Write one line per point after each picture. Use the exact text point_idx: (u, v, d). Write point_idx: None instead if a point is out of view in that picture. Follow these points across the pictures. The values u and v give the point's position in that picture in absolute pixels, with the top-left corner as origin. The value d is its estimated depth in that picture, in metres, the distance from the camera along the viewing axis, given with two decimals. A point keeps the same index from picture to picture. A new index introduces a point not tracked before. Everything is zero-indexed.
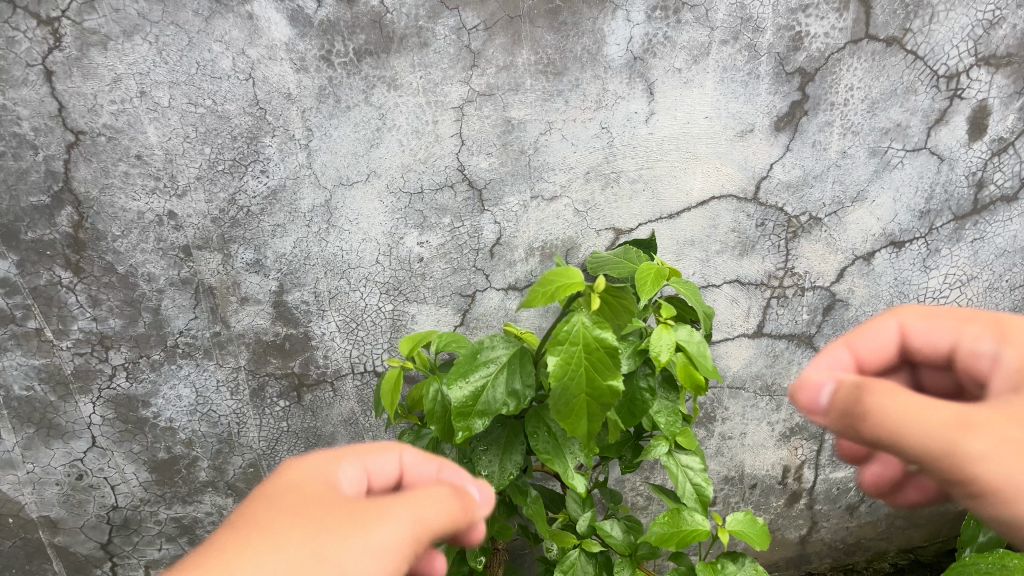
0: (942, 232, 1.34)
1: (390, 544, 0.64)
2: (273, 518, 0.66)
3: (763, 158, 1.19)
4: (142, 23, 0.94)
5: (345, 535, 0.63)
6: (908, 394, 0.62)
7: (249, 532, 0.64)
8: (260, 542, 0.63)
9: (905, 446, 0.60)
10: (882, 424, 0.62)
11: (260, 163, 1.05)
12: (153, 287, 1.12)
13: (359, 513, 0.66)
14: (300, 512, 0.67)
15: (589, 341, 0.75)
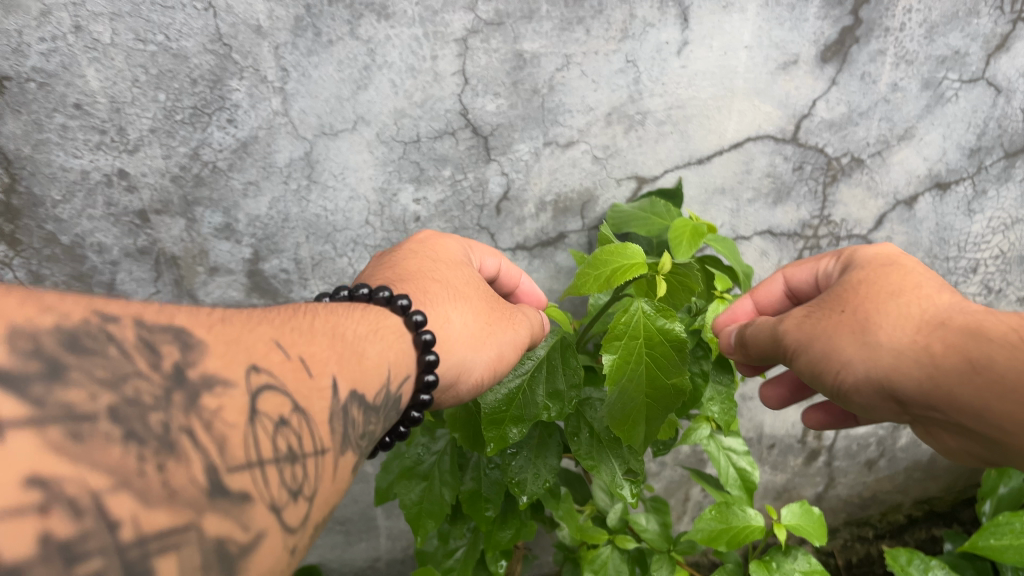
0: (991, 172, 1.21)
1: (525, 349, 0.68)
2: (432, 272, 0.70)
3: (805, 94, 1.05)
4: None
5: (498, 326, 0.67)
6: (820, 321, 0.68)
7: (416, 281, 0.67)
8: (436, 296, 0.66)
9: (841, 355, 0.65)
10: (812, 348, 0.67)
11: (226, 110, 0.88)
12: (105, 259, 0.95)
13: (504, 306, 0.70)
14: (456, 282, 0.70)
15: (651, 331, 0.61)
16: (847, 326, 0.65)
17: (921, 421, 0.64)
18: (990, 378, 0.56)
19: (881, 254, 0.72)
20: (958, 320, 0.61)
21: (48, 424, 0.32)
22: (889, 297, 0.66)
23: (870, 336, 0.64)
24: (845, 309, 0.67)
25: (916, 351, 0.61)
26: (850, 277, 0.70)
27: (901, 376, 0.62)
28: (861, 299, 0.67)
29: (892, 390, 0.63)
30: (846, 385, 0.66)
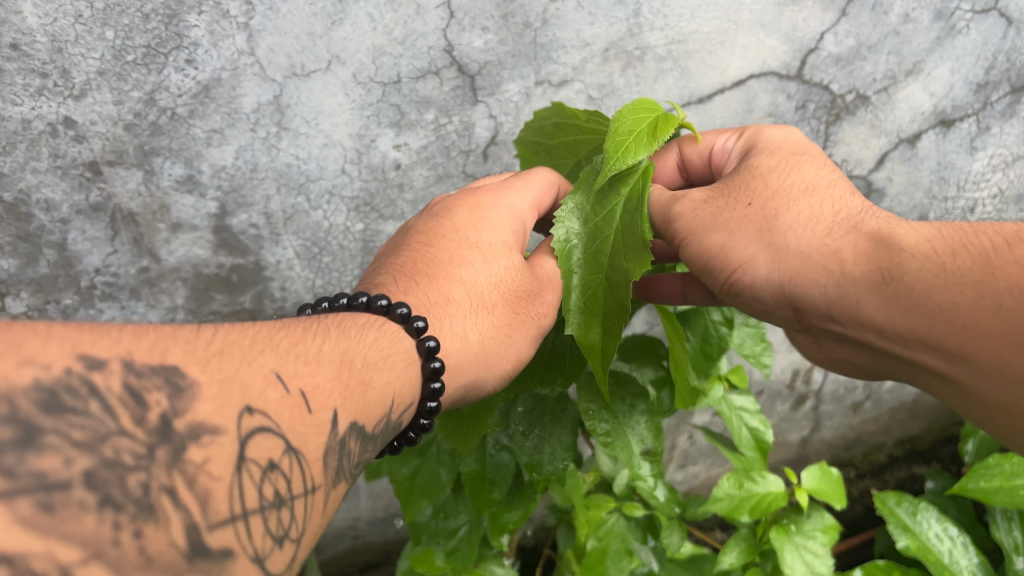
0: (996, 108, 1.16)
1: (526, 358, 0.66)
2: (460, 263, 0.64)
3: (811, 27, 0.98)
4: None
5: (507, 342, 0.64)
6: (715, 232, 0.64)
7: (441, 281, 0.63)
8: (459, 309, 0.62)
9: (741, 266, 0.64)
10: (711, 260, 0.65)
11: (185, 50, 0.78)
12: (54, 218, 0.86)
13: (527, 304, 0.66)
14: (487, 276, 0.65)
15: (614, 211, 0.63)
16: (754, 222, 0.63)
17: (808, 324, 0.65)
18: (884, 288, 0.57)
19: (789, 146, 0.69)
20: (864, 226, 0.61)
21: (21, 493, 0.28)
22: (798, 197, 0.64)
23: (777, 238, 0.62)
24: (753, 203, 0.64)
25: (821, 257, 0.60)
26: (756, 167, 0.67)
27: (802, 283, 0.61)
28: (768, 194, 0.64)
29: (794, 292, 0.62)
30: (747, 287, 0.65)
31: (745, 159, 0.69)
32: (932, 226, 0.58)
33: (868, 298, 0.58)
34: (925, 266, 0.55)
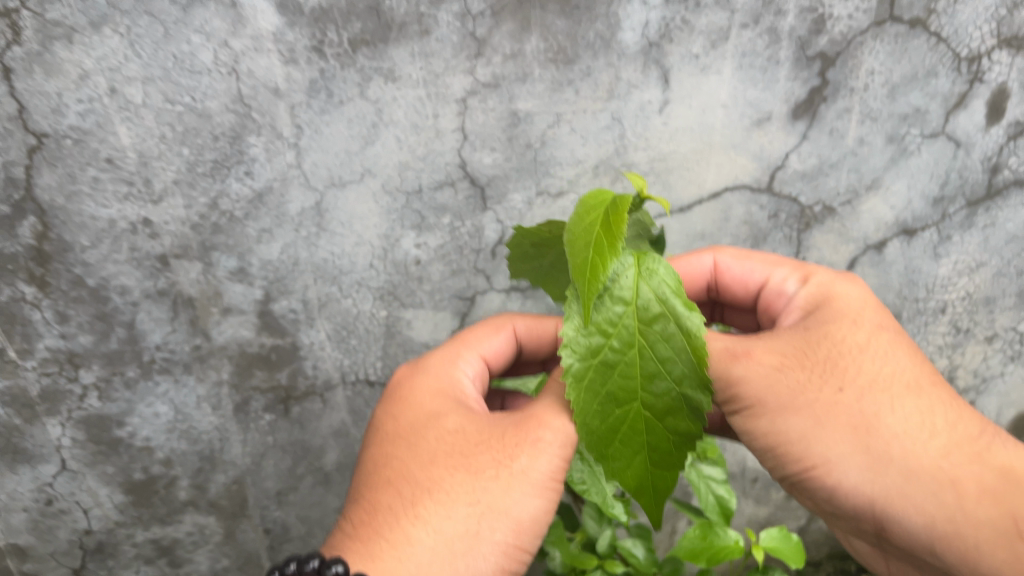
0: (955, 219, 1.29)
1: (533, 517, 0.67)
2: (412, 471, 0.70)
3: (778, 149, 1.13)
4: (111, 13, 0.84)
5: (487, 518, 0.66)
6: (794, 421, 0.67)
7: (399, 497, 0.68)
8: (417, 519, 0.66)
9: (831, 467, 0.66)
10: (791, 448, 0.67)
11: (244, 164, 0.95)
12: (127, 300, 1.02)
13: (494, 469, 0.68)
14: (437, 468, 0.69)
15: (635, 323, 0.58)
16: (853, 428, 0.66)
17: (866, 528, 0.69)
18: (1014, 541, 0.63)
19: (852, 312, 0.75)
20: (987, 457, 0.67)
21: None
22: (900, 395, 0.69)
23: (875, 442, 0.66)
24: (848, 396, 0.68)
25: (931, 476, 0.65)
26: (840, 341, 0.72)
27: (899, 494, 0.65)
28: (863, 385, 0.68)
29: (881, 509, 0.66)
30: (827, 488, 0.67)
31: (816, 327, 0.73)
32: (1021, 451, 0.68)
33: (992, 545, 0.63)
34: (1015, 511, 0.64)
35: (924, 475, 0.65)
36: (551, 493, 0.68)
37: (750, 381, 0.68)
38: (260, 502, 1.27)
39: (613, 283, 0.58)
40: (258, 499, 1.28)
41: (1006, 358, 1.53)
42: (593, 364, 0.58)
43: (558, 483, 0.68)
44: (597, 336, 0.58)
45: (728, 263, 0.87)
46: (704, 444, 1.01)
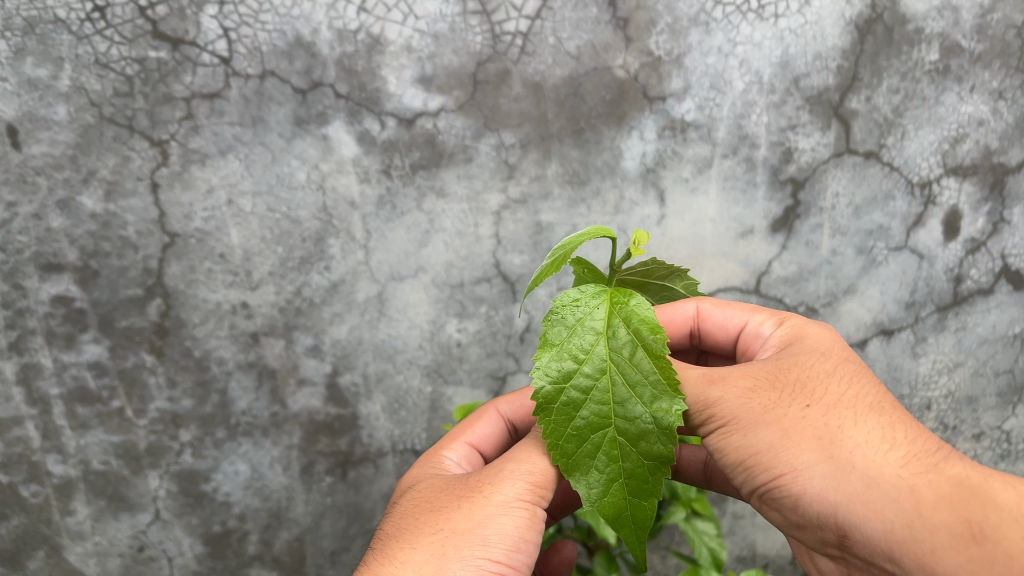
0: (928, 322, 1.43)
1: (512, 533, 0.61)
2: (389, 526, 0.67)
3: (762, 256, 1.32)
4: (235, 144, 1.11)
5: (457, 543, 0.61)
6: (763, 428, 0.58)
7: (374, 546, 0.65)
8: (385, 559, 0.62)
9: (790, 473, 0.57)
10: (749, 457, 0.59)
11: (324, 261, 1.20)
12: (223, 370, 1.26)
13: (458, 501, 0.64)
14: (410, 513, 0.66)
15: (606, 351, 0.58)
16: (816, 432, 0.58)
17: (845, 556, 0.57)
18: (973, 550, 0.51)
19: (834, 350, 0.66)
20: (949, 468, 0.56)
21: None
22: (868, 414, 0.59)
23: (842, 454, 0.56)
24: (815, 411, 0.59)
25: (893, 486, 0.54)
26: (808, 367, 0.63)
27: (860, 508, 0.55)
28: (830, 402, 0.60)
29: (847, 526, 0.55)
30: (791, 498, 0.57)
31: (792, 353, 0.66)
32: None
33: (948, 552, 0.52)
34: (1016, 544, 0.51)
35: (901, 488, 0.54)
36: (532, 510, 0.62)
37: (677, 378, 0.64)
38: (317, 561, 1.36)
39: (586, 314, 0.59)
40: (315, 558, 1.37)
41: (998, 457, 1.53)
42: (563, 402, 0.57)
43: (534, 498, 0.62)
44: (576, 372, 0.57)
45: (711, 309, 0.77)
46: (694, 504, 1.18)
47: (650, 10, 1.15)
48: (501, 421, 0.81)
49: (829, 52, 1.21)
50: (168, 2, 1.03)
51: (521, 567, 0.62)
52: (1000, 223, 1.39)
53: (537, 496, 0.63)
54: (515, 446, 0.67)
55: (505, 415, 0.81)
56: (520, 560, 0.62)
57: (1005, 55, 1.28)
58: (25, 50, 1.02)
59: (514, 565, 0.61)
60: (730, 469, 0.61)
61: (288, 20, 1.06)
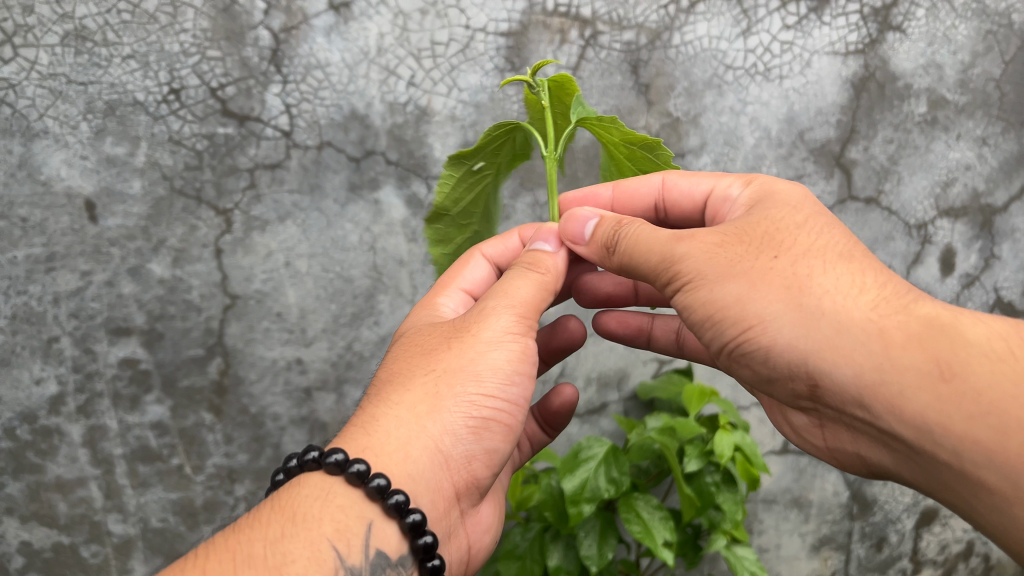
0: None
1: (504, 366, 0.65)
2: (381, 371, 0.68)
3: None
4: (294, 211, 1.19)
5: (451, 382, 0.64)
6: (734, 281, 0.60)
7: (367, 388, 0.67)
8: (380, 398, 0.64)
9: (758, 322, 0.58)
10: (726, 311, 0.60)
11: (374, 315, 1.28)
12: (277, 425, 1.31)
13: (447, 342, 0.67)
14: (401, 355, 0.68)
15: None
16: (784, 281, 0.58)
17: (818, 402, 0.60)
18: (938, 384, 0.52)
19: (797, 203, 0.65)
20: (918, 310, 0.56)
21: None
22: (835, 261, 0.59)
23: (811, 301, 0.57)
24: (782, 262, 0.59)
25: (859, 328, 0.55)
26: (776, 220, 0.63)
27: (825, 351, 0.56)
28: (798, 252, 0.60)
29: (815, 370, 0.57)
30: (761, 349, 0.59)
31: (759, 209, 0.65)
32: (996, 322, 0.55)
33: (916, 391, 0.53)
34: (912, 356, 0.54)
35: (865, 329, 0.55)
36: (522, 342, 0.67)
37: (647, 241, 0.66)
38: None
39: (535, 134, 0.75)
40: None
41: None
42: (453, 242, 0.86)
43: (521, 330, 0.67)
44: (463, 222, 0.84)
45: (676, 180, 0.77)
46: (737, 533, 1.23)
47: (669, 76, 1.24)
48: (489, 267, 0.86)
49: (829, 108, 1.32)
50: (237, 82, 1.11)
51: (516, 400, 0.67)
52: (992, 259, 1.50)
53: (523, 327, 0.68)
54: (495, 283, 0.71)
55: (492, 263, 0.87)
56: (513, 393, 0.66)
57: (986, 105, 1.40)
58: (106, 130, 1.10)
59: (509, 398, 0.66)
60: (707, 326, 0.62)
61: (344, 95, 1.14)
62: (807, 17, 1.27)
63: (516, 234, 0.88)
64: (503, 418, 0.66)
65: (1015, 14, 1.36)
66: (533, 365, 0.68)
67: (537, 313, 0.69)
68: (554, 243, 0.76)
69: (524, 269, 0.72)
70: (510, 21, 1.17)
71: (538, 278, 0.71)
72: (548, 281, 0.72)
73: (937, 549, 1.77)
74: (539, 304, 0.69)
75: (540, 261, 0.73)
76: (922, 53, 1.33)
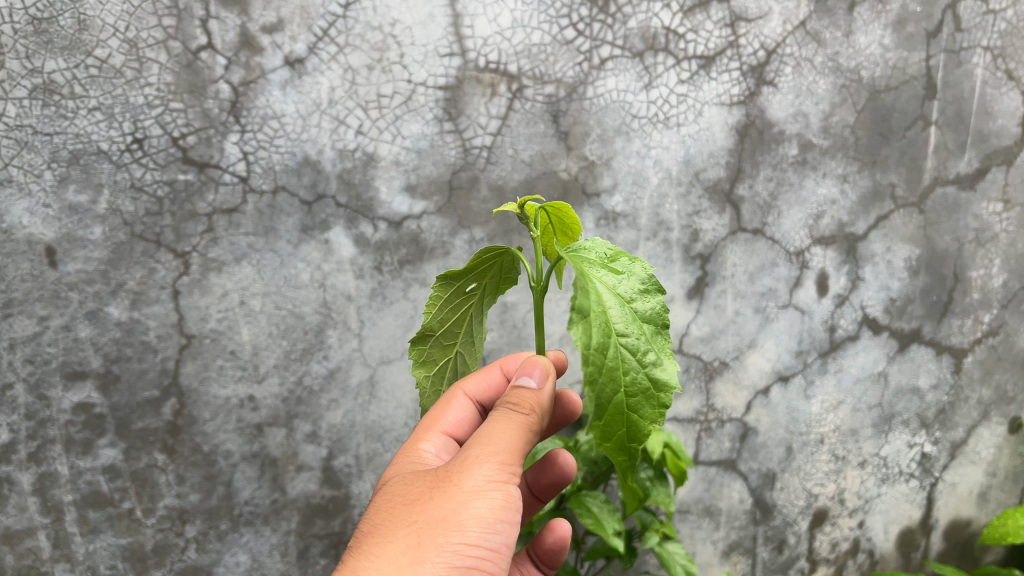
0: (813, 367, 1.72)
1: (486, 515, 0.74)
2: (368, 521, 0.79)
3: (681, 320, 1.59)
4: (249, 252, 1.29)
5: (434, 533, 0.72)
6: None
7: (356, 539, 0.77)
8: (364, 553, 0.73)
9: None
10: None
11: (322, 350, 1.35)
12: (228, 462, 1.34)
13: (430, 492, 0.76)
14: (389, 506, 0.78)
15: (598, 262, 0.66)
16: None
17: None
18: None
19: None
20: None
21: None
22: None
23: None
24: None
25: None
26: None
27: None
28: None
29: None
30: None
31: None
32: None
33: None
34: None
35: None
36: (503, 491, 0.75)
37: None
38: None
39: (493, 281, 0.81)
40: None
41: (879, 480, 1.87)
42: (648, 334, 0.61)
43: (503, 477, 0.75)
44: (644, 305, 0.62)
45: None
46: (664, 529, 1.35)
47: (585, 124, 1.42)
48: (469, 402, 1.00)
49: (719, 151, 1.52)
50: (198, 132, 1.23)
51: (495, 546, 0.75)
52: (858, 281, 1.71)
53: (503, 475, 0.76)
54: (483, 427, 0.79)
55: (472, 396, 1.01)
56: (493, 541, 0.74)
57: (845, 148, 1.61)
58: (69, 178, 1.20)
59: (489, 543, 0.74)
60: None
61: (297, 143, 1.28)
62: (697, 74, 1.47)
63: (498, 367, 1.05)
64: (484, 563, 0.74)
65: (863, 70, 1.58)
66: (514, 510, 0.76)
67: (519, 457, 0.77)
68: (537, 378, 0.82)
69: (510, 411, 0.80)
70: (447, 76, 1.33)
71: (521, 419, 0.79)
72: (531, 420, 0.80)
73: (829, 549, 1.86)
74: (521, 447, 0.77)
75: (524, 400, 0.81)
76: (791, 104, 1.55)
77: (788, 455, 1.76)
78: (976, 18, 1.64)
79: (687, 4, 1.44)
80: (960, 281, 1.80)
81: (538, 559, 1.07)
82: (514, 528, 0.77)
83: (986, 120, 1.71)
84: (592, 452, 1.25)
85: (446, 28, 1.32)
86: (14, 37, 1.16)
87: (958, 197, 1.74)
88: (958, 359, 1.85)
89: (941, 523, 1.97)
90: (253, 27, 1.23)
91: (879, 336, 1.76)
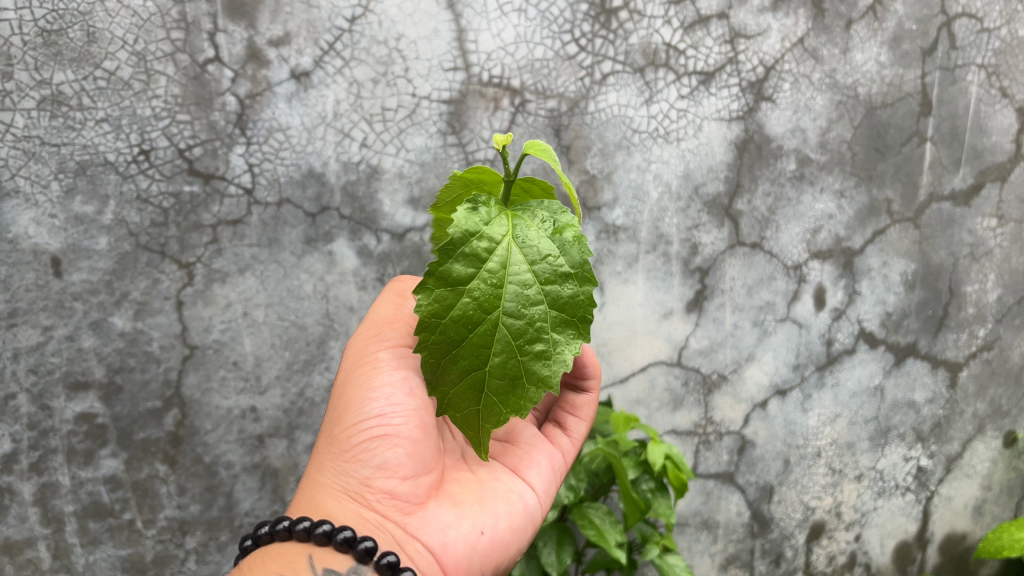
0: (811, 380, 1.73)
1: (357, 398, 0.88)
2: None
3: (680, 333, 1.61)
4: (253, 263, 1.30)
5: (329, 435, 0.89)
6: None
7: None
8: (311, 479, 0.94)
9: None
10: None
11: (325, 361, 1.35)
12: (230, 473, 1.34)
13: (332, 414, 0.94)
14: None
15: (511, 228, 0.70)
16: None
17: None
18: None
19: None
20: None
21: None
22: None
23: None
24: None
25: None
26: None
27: None
28: None
29: None
30: None
31: None
32: None
33: None
34: None
35: None
36: (365, 375, 0.89)
37: None
38: None
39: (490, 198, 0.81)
40: None
41: (875, 493, 1.87)
42: (518, 342, 0.67)
43: (363, 368, 0.90)
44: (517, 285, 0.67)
45: None
46: (664, 541, 1.36)
47: (586, 139, 1.43)
48: None
49: (719, 166, 1.53)
50: (204, 144, 1.24)
51: (381, 412, 0.86)
52: (855, 295, 1.72)
53: (366, 365, 0.90)
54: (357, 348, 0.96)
55: None
56: (375, 408, 0.86)
57: (842, 163, 1.63)
58: (75, 189, 1.21)
59: (370, 414, 0.86)
60: None
61: (302, 156, 1.29)
62: (697, 89, 1.49)
63: None
64: (376, 429, 0.85)
65: (860, 86, 1.61)
66: (383, 379, 0.88)
67: (375, 345, 0.92)
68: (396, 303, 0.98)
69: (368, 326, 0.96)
70: (451, 90, 1.34)
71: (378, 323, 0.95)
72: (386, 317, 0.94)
73: (826, 562, 1.86)
74: (373, 340, 0.92)
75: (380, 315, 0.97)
76: (790, 119, 1.56)
77: (785, 468, 1.76)
78: (971, 37, 1.66)
79: (688, 20, 1.46)
80: (955, 295, 1.82)
81: (577, 377, 1.06)
82: (403, 392, 0.87)
83: (980, 136, 1.73)
84: (592, 464, 1.27)
85: (450, 42, 1.33)
86: (23, 48, 1.16)
87: (953, 212, 1.76)
88: (953, 373, 1.87)
89: (936, 537, 1.97)
90: (260, 40, 1.25)
91: (876, 349, 1.78)
